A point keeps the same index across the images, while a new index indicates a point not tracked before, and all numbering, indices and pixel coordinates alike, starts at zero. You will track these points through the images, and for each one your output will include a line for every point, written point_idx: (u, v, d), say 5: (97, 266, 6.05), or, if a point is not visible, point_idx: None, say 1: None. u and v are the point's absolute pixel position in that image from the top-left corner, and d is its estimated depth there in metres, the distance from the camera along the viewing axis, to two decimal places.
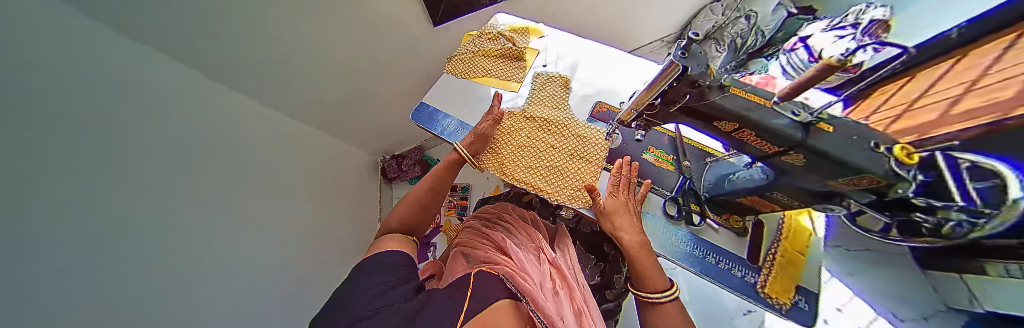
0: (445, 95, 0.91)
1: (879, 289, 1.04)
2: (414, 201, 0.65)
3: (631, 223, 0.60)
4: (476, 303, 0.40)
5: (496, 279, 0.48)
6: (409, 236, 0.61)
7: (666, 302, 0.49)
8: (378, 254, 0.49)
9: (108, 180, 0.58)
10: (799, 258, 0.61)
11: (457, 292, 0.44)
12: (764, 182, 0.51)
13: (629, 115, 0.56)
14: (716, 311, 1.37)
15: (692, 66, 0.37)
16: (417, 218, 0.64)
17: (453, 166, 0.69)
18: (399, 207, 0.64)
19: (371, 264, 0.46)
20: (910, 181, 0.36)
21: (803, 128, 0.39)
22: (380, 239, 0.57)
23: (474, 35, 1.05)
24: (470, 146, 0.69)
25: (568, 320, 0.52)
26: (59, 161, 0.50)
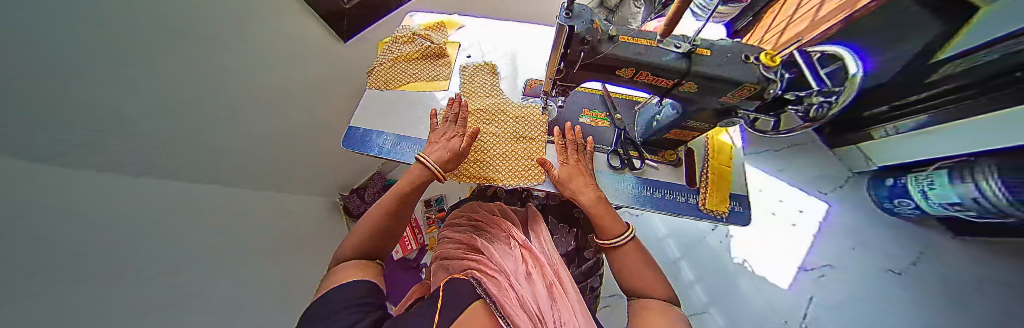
0: (371, 112, 0.84)
1: (805, 162, 1.63)
2: (373, 216, 0.59)
3: (587, 183, 0.63)
4: (446, 315, 0.39)
5: (466, 285, 0.47)
6: (374, 261, 0.55)
7: (625, 245, 0.54)
8: (341, 287, 0.43)
9: (121, 255, 0.49)
10: (724, 169, 0.70)
11: (427, 309, 0.42)
12: (676, 114, 0.55)
13: (548, 84, 0.56)
14: (692, 237, 1.54)
15: (577, 25, 0.39)
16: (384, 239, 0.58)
17: (420, 181, 0.63)
18: (355, 231, 0.57)
19: (324, 305, 0.40)
20: (777, 80, 0.41)
21: (687, 58, 0.42)
22: (336, 269, 0.50)
23: (389, 41, 0.97)
24: (435, 155, 0.64)
25: (543, 301, 0.55)
26: (75, 231, 0.41)
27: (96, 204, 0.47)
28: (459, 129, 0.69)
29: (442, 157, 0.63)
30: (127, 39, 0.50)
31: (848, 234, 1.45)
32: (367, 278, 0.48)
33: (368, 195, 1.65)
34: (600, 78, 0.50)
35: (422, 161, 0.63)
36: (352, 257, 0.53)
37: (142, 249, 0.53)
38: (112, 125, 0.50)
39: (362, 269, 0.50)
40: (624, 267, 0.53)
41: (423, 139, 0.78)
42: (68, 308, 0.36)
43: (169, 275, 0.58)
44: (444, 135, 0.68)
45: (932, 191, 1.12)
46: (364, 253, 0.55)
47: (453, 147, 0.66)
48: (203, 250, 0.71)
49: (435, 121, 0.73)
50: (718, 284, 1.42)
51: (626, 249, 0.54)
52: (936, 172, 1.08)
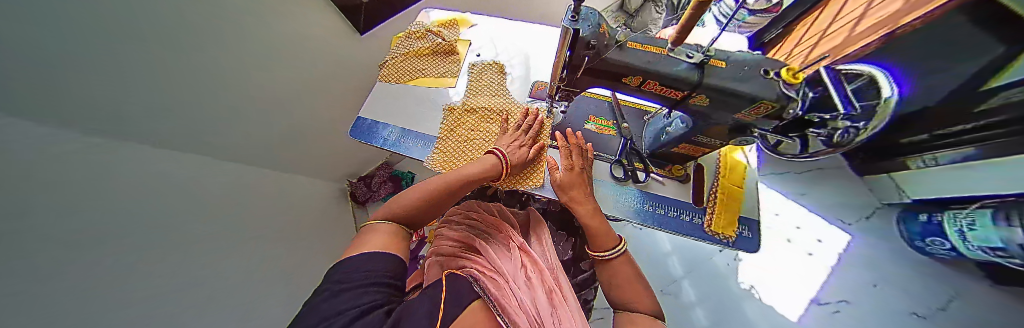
0: (380, 103, 0.86)
1: (827, 188, 1.53)
2: (424, 189, 0.60)
3: (586, 195, 0.60)
4: (448, 309, 0.39)
5: (465, 280, 0.47)
6: (404, 227, 0.56)
7: (616, 258, 0.52)
8: (366, 254, 0.44)
9: (100, 230, 0.49)
10: (736, 190, 0.66)
11: (429, 298, 0.42)
12: (687, 129, 0.53)
13: (551, 88, 0.55)
14: (698, 256, 1.46)
15: (582, 28, 0.37)
16: (425, 211, 0.59)
17: (485, 176, 0.63)
18: (403, 195, 0.60)
19: (344, 271, 0.40)
20: (797, 100, 0.38)
21: (699, 69, 0.39)
22: (371, 227, 0.52)
23: (402, 36, 0.98)
24: (512, 156, 0.65)
25: (543, 308, 0.54)
26: (52, 203, 0.42)
27: (79, 172, 0.48)
28: (530, 140, 0.70)
29: (518, 154, 0.66)
30: (119, 15, 0.51)
31: (869, 268, 1.34)
32: (391, 251, 0.47)
33: (373, 184, 1.68)
34: (603, 85, 0.48)
35: (497, 162, 0.63)
36: (379, 217, 0.55)
37: (127, 223, 0.54)
38: (90, 99, 0.51)
39: (391, 240, 0.50)
40: (614, 278, 0.51)
41: (425, 134, 0.79)
42: (33, 271, 0.36)
43: (157, 247, 0.60)
44: (519, 133, 0.69)
45: (970, 232, 1.03)
46: (404, 221, 0.56)
47: (522, 157, 0.67)
48: (192, 226, 0.72)
49: (447, 121, 0.78)
50: (721, 308, 1.34)
51: (616, 266, 0.52)
52: (978, 211, 0.99)
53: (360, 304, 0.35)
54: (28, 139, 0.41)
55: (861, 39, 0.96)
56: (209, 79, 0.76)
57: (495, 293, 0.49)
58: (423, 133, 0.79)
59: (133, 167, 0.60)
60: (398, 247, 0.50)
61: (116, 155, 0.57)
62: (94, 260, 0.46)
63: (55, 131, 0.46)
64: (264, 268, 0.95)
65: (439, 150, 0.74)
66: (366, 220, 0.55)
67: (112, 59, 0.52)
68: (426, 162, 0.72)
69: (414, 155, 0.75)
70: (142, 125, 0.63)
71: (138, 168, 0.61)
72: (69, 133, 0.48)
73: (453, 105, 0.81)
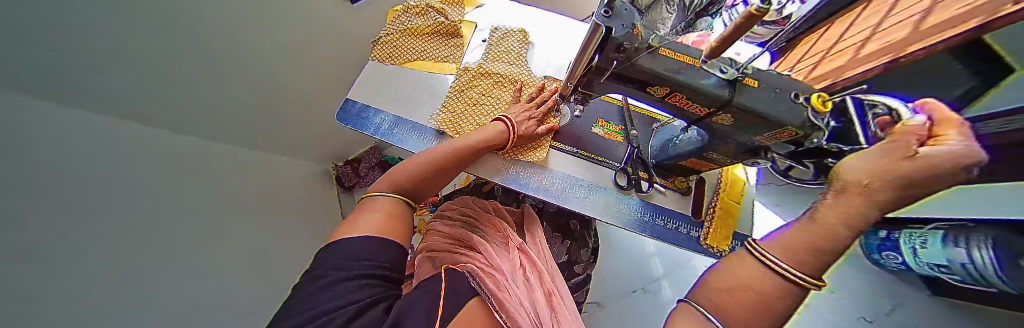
0: (372, 86, 0.78)
1: None
2: (428, 156, 0.57)
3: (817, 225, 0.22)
4: (450, 305, 0.37)
5: (465, 274, 0.44)
6: (408, 200, 0.54)
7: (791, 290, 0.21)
8: (364, 238, 0.41)
9: None
10: (734, 207, 0.67)
11: (423, 296, 0.39)
12: (699, 144, 0.52)
13: (567, 88, 0.51)
14: (678, 258, 1.53)
15: (616, 27, 0.33)
16: (428, 183, 0.57)
17: (493, 143, 0.61)
18: (408, 163, 0.57)
19: (341, 256, 0.38)
20: (824, 130, 0.35)
21: (730, 86, 0.37)
22: (373, 198, 0.50)
23: (399, 10, 0.89)
24: (520, 126, 0.64)
25: (543, 311, 0.54)
26: None
27: None
28: (540, 115, 0.68)
29: (529, 124, 0.65)
30: None
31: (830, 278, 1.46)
32: (387, 236, 0.43)
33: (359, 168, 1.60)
34: (625, 91, 0.45)
35: (504, 129, 0.62)
36: (384, 191, 0.53)
37: None
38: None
39: (389, 219, 0.47)
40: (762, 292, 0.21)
41: (423, 124, 0.73)
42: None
43: (47, 234, 0.51)
44: (532, 106, 0.68)
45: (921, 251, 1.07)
46: (406, 189, 0.54)
47: (528, 131, 0.65)
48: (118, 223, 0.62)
49: (459, 80, 0.76)
50: None
51: (780, 301, 0.21)
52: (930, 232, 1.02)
53: (358, 300, 0.33)
54: None
55: (865, 63, 0.88)
56: None
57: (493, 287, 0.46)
58: (421, 120, 0.73)
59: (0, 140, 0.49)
60: (399, 230, 0.47)
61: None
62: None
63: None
64: (227, 254, 0.89)
65: (445, 119, 0.71)
66: (365, 192, 0.53)
67: None
68: (435, 119, 0.72)
69: (413, 146, 0.69)
70: None
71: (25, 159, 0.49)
72: None
73: (468, 65, 0.78)
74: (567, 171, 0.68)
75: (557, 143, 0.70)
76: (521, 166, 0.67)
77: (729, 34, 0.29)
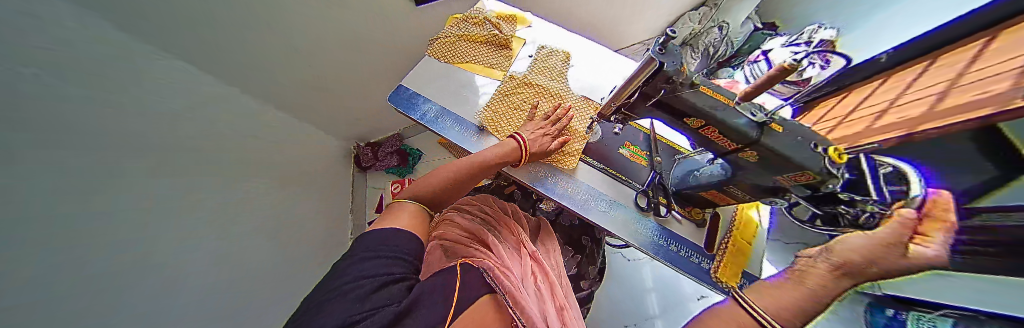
0: (425, 78, 0.87)
1: None
2: (448, 174, 0.62)
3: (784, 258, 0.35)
4: (463, 297, 0.38)
5: (479, 270, 0.45)
6: (427, 209, 0.58)
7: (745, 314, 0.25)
8: (388, 230, 0.46)
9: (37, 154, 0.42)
10: (747, 246, 0.69)
11: (440, 280, 0.40)
12: (721, 177, 0.56)
13: (609, 108, 0.58)
14: (677, 298, 1.50)
15: (667, 63, 0.40)
16: (447, 194, 0.62)
17: (506, 157, 0.66)
18: (429, 176, 0.62)
19: (372, 242, 0.42)
20: (839, 178, 0.41)
21: (758, 128, 0.42)
22: (400, 203, 0.55)
23: (459, 17, 1.00)
24: (532, 143, 0.69)
25: (552, 320, 0.54)
26: None
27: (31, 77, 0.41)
28: (553, 130, 0.73)
29: (542, 138, 0.71)
30: None
31: None
32: (412, 233, 0.48)
33: (379, 154, 1.70)
34: (662, 118, 0.51)
35: (516, 146, 0.67)
36: (408, 198, 0.57)
37: (66, 153, 0.47)
38: None
39: (415, 221, 0.52)
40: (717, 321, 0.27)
41: (465, 119, 0.80)
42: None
43: (110, 166, 0.55)
44: (546, 125, 0.73)
45: None
46: (426, 198, 0.58)
47: (541, 144, 0.70)
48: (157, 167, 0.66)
49: (504, 86, 0.84)
50: None
51: None
52: None
53: (384, 274, 0.37)
54: None
55: (882, 133, 0.85)
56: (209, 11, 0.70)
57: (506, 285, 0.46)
58: (464, 114, 0.80)
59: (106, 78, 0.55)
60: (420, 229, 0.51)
61: (90, 54, 0.52)
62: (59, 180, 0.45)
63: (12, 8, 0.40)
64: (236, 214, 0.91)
65: (487, 117, 0.78)
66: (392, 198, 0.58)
67: None
68: (477, 118, 0.79)
69: (453, 138, 0.76)
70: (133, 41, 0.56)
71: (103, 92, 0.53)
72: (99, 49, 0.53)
73: (515, 74, 0.87)
74: (591, 184, 0.73)
75: (585, 156, 0.76)
76: (552, 173, 0.73)
77: (760, 84, 0.35)
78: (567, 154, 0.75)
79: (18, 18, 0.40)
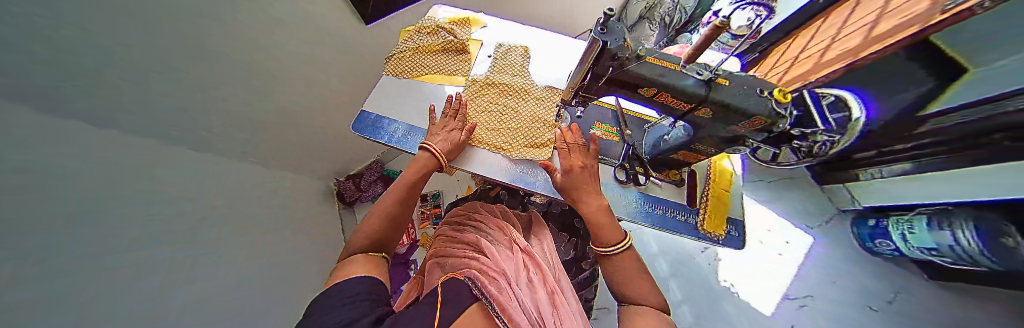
0: (387, 99, 0.84)
1: (792, 192, 1.70)
2: (380, 212, 0.60)
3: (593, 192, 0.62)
4: (446, 315, 0.39)
5: (464, 284, 0.48)
6: (379, 254, 0.56)
7: (619, 253, 0.54)
8: (352, 279, 0.45)
9: (68, 254, 0.43)
10: (723, 193, 0.73)
11: (425, 308, 0.43)
12: (687, 136, 0.58)
13: (569, 94, 0.58)
14: (681, 256, 1.57)
15: (610, 41, 0.40)
16: (392, 230, 0.60)
17: (425, 167, 0.66)
18: (363, 224, 0.58)
19: (338, 294, 0.40)
20: (786, 117, 0.44)
21: (706, 85, 0.44)
22: (348, 260, 0.52)
23: (411, 30, 0.98)
24: (439, 145, 0.68)
25: (544, 309, 0.54)
26: (24, 229, 0.36)
27: (52, 180, 0.43)
28: (461, 124, 0.73)
29: (456, 136, 0.70)
30: (116, 18, 0.48)
31: (829, 269, 1.49)
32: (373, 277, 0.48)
33: (363, 184, 1.65)
34: (620, 93, 0.52)
35: (429, 154, 0.67)
36: (358, 250, 0.54)
37: (93, 248, 0.47)
38: (64, 98, 0.45)
39: (371, 267, 0.51)
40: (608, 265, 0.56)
41: None
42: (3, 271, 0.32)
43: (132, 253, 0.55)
44: (445, 125, 0.72)
45: (910, 236, 1.20)
46: (370, 246, 0.55)
47: (455, 140, 0.70)
48: (169, 242, 0.65)
49: (468, 91, 0.83)
50: (703, 307, 1.44)
51: None
52: (916, 217, 1.17)
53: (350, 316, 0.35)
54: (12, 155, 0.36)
55: (830, 66, 1.08)
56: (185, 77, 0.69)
57: (493, 293, 0.48)
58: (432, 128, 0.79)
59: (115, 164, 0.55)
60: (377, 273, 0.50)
61: (94, 148, 0.53)
62: (93, 274, 0.46)
63: (37, 122, 0.42)
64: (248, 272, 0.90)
65: None
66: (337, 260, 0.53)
67: (84, 61, 0.46)
68: None
69: None
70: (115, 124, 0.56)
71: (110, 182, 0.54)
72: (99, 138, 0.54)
73: (477, 77, 0.86)
74: None
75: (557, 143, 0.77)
76: (526, 167, 0.74)
77: (697, 46, 0.36)
78: (538, 146, 0.76)
79: (33, 133, 0.41)
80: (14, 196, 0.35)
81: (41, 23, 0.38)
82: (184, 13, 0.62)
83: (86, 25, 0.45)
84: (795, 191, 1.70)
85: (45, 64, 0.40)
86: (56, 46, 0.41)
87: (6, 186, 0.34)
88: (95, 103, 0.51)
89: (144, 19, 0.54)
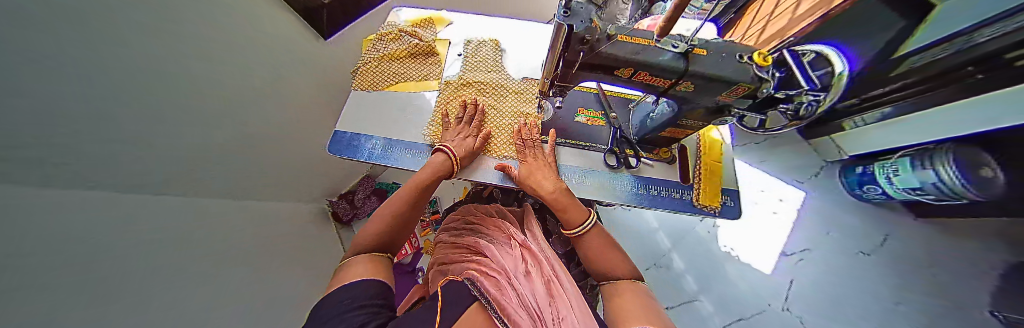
0: (359, 114, 0.80)
1: (781, 149, 1.72)
2: (388, 213, 0.55)
3: (547, 175, 0.63)
4: (446, 316, 0.39)
5: (465, 285, 0.46)
6: (385, 254, 0.50)
7: (586, 234, 0.54)
8: (352, 283, 0.40)
9: (95, 304, 0.42)
10: (715, 164, 0.72)
11: (426, 312, 0.41)
12: (672, 114, 0.56)
13: (545, 84, 0.56)
14: (681, 227, 1.58)
15: (575, 24, 0.38)
16: (400, 231, 0.55)
17: (440, 170, 0.63)
18: (371, 223, 0.53)
19: (339, 298, 0.36)
20: (769, 81, 0.42)
21: (684, 58, 0.42)
22: (349, 262, 0.45)
23: (372, 39, 0.92)
24: (458, 150, 0.66)
25: (541, 298, 0.51)
26: (46, 282, 0.36)
27: (60, 233, 0.42)
28: (475, 130, 0.72)
29: (473, 142, 0.69)
30: (95, 57, 0.46)
31: (823, 219, 1.54)
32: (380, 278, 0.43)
33: (359, 200, 1.59)
34: (597, 78, 0.50)
35: (445, 159, 0.64)
36: (362, 249, 0.48)
37: (118, 297, 0.47)
38: (65, 148, 0.44)
39: (376, 267, 0.45)
40: (591, 261, 0.51)
41: (414, 143, 0.75)
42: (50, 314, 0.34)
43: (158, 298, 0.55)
44: (461, 131, 0.70)
45: (895, 177, 1.22)
46: (378, 246, 0.50)
47: (471, 147, 0.69)
48: (188, 283, 0.64)
49: (442, 95, 0.80)
50: (706, 273, 1.47)
51: None
52: (899, 160, 1.18)
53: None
54: (14, 209, 0.35)
55: (801, 21, 1.13)
56: (170, 113, 0.66)
57: (490, 291, 0.45)
58: (409, 140, 0.76)
59: (120, 209, 0.56)
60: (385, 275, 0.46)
61: (91, 201, 0.50)
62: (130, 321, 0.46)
63: (37, 186, 0.41)
64: (267, 304, 0.88)
65: (435, 132, 0.75)
66: (340, 259, 0.47)
67: (78, 108, 0.45)
68: (424, 137, 0.75)
69: (409, 166, 0.71)
70: (104, 169, 0.53)
71: (112, 233, 0.51)
72: (89, 191, 0.51)
73: (449, 79, 0.83)
74: (569, 165, 0.71)
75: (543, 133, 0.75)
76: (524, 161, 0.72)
77: (662, 24, 0.33)
78: (524, 141, 0.74)
79: (34, 188, 0.40)
80: (27, 250, 0.35)
81: (69, 72, 0.42)
82: (183, 46, 0.65)
83: (103, 65, 0.48)
84: (785, 148, 1.72)
85: (42, 114, 0.39)
86: (64, 102, 0.42)
87: (15, 241, 0.33)
88: (91, 151, 0.50)
89: (149, 55, 0.57)
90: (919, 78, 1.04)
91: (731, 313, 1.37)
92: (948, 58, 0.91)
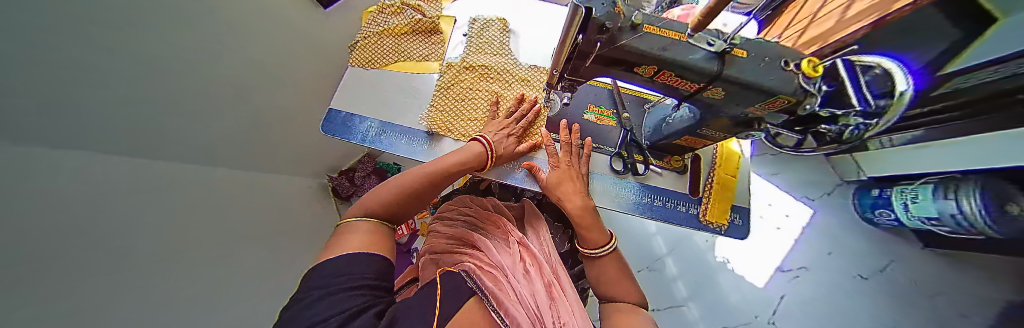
0: (355, 93, 0.75)
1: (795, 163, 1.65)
2: (403, 182, 0.52)
3: (577, 190, 0.58)
4: (448, 302, 0.36)
5: (465, 275, 0.43)
6: (387, 224, 0.48)
7: (605, 258, 0.51)
8: (352, 253, 0.37)
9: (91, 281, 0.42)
10: (729, 179, 0.67)
11: (426, 294, 0.38)
12: (692, 121, 0.51)
13: (554, 76, 0.51)
14: (680, 234, 1.55)
15: (594, 7, 0.31)
16: (408, 206, 0.52)
17: (477, 160, 0.59)
18: (379, 189, 0.51)
19: (336, 266, 0.33)
20: (815, 96, 0.35)
21: (718, 59, 0.36)
22: (347, 225, 0.43)
23: (373, 10, 0.85)
24: (497, 146, 0.62)
25: (542, 300, 0.49)
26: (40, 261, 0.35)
27: (57, 209, 0.41)
28: (519, 130, 0.66)
29: (507, 142, 0.64)
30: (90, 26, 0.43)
31: (827, 239, 1.49)
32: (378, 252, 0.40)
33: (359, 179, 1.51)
34: (615, 74, 0.44)
35: (482, 151, 0.59)
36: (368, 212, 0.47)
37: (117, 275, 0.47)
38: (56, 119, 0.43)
39: (375, 236, 0.43)
40: (600, 280, 0.49)
41: (410, 128, 0.71)
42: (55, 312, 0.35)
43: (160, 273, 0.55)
44: (507, 128, 0.64)
45: (913, 205, 1.16)
46: (385, 214, 0.48)
47: (510, 147, 0.64)
48: (190, 259, 0.65)
49: (444, 78, 0.74)
50: (699, 280, 1.45)
51: None
52: (921, 187, 1.12)
53: (351, 305, 0.29)
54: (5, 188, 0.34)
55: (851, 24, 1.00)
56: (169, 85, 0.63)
57: (490, 289, 0.43)
58: (406, 125, 0.71)
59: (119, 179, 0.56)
60: (384, 246, 0.43)
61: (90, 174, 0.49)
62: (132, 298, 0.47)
63: (31, 161, 0.39)
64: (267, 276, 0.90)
65: (435, 118, 0.70)
66: (341, 219, 0.46)
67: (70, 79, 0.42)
68: (424, 120, 0.70)
69: (404, 152, 0.67)
70: (94, 141, 0.51)
71: (111, 204, 0.51)
72: (90, 162, 0.50)
73: (452, 61, 0.76)
74: (604, 173, 0.66)
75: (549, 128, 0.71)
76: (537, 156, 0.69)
77: (699, 18, 0.26)
78: (534, 135, 0.69)
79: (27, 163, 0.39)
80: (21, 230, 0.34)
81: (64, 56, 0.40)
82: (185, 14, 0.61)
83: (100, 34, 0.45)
84: (800, 163, 1.65)
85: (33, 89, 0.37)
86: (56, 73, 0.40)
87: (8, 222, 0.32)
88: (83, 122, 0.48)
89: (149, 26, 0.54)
90: (965, 100, 0.90)
91: (718, 320, 1.38)
92: (991, 84, 0.82)
